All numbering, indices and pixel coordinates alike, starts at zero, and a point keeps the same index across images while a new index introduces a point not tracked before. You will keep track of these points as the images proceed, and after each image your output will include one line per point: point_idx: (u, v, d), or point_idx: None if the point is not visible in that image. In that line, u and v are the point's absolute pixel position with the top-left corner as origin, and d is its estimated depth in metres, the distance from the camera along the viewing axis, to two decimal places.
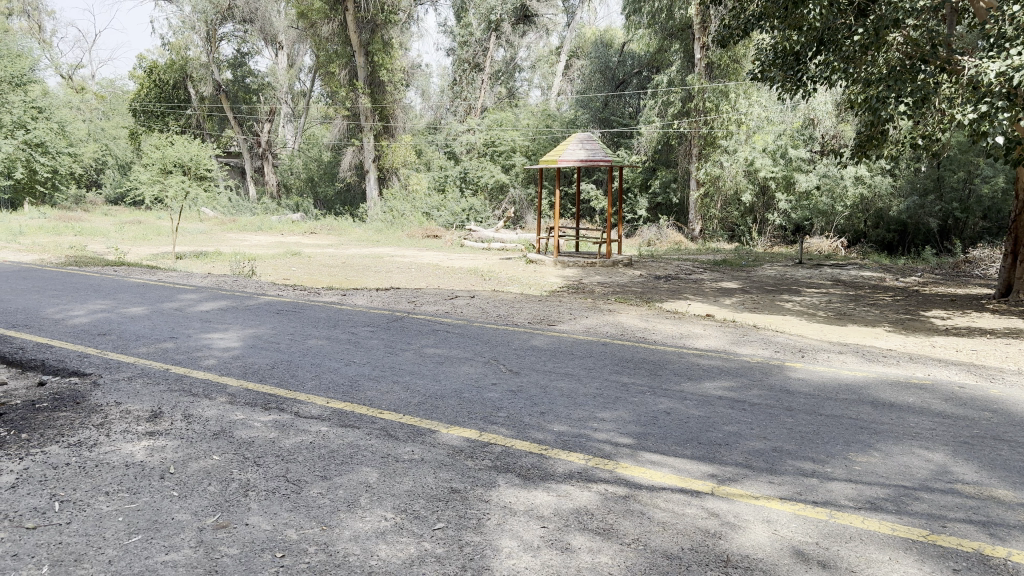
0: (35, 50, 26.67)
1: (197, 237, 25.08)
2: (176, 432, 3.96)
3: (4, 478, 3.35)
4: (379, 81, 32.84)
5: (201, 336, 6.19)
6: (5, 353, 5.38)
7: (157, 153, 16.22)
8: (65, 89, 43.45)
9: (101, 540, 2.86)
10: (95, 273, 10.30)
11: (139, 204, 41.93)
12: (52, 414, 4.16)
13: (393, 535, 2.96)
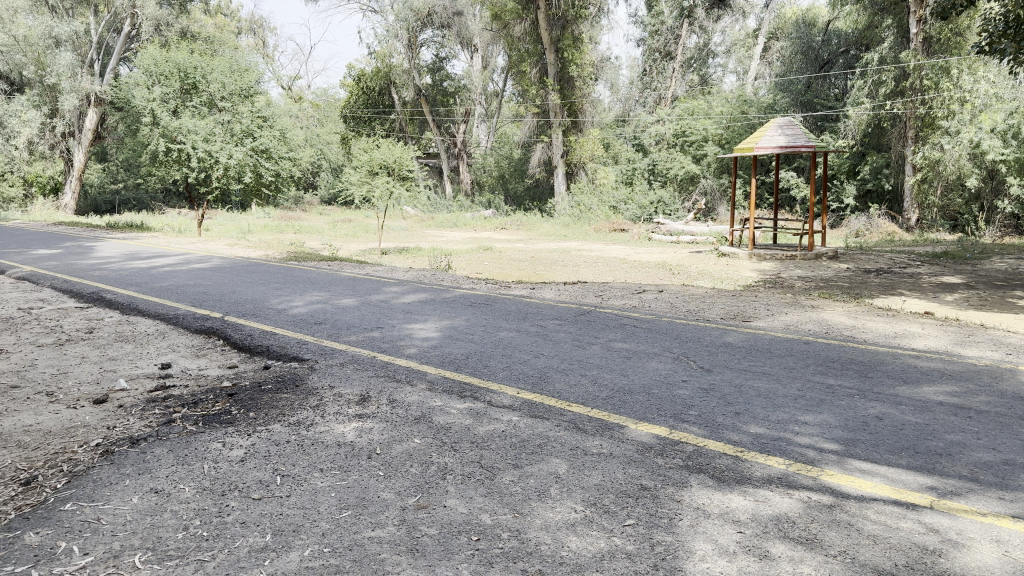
0: (261, 65, 29.66)
1: (399, 233, 26.75)
2: (382, 415, 4.24)
3: (236, 452, 3.77)
4: (569, 76, 33.12)
5: (403, 327, 6.60)
6: (238, 339, 6.06)
7: (365, 156, 17.49)
8: (287, 99, 48.03)
9: (317, 514, 3.13)
10: (313, 267, 11.31)
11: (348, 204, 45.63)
12: (276, 395, 4.62)
13: (583, 527, 2.97)
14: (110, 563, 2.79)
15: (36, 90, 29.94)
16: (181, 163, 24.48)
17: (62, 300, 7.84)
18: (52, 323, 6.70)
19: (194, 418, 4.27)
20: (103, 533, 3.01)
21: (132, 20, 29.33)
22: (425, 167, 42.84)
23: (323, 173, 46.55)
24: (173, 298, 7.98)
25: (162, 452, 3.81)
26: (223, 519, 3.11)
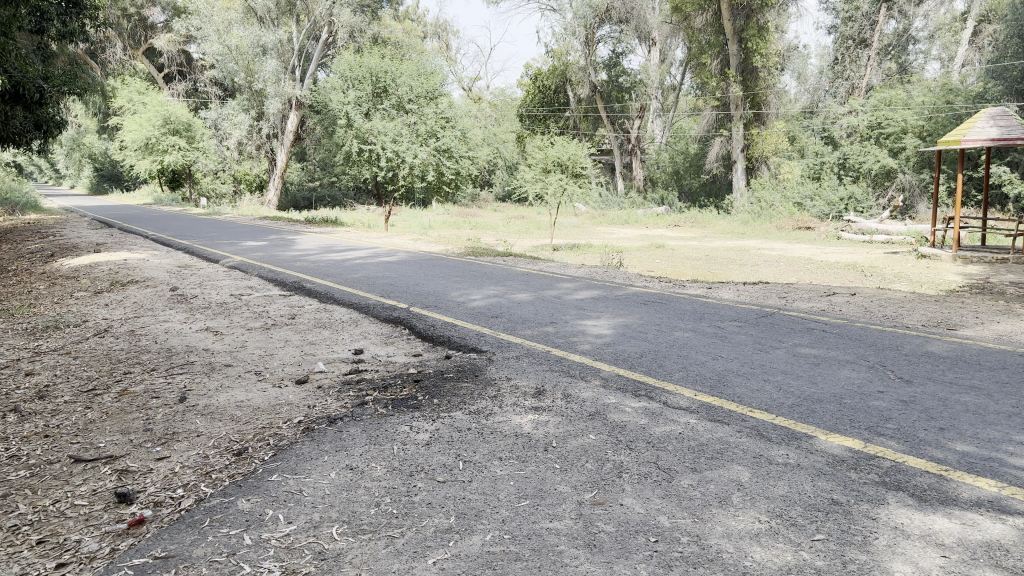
0: (444, 68, 31.04)
1: (571, 230, 27.03)
2: (557, 409, 4.29)
3: (422, 436, 3.97)
4: (752, 68, 31.84)
5: (577, 322, 6.64)
6: (421, 329, 6.38)
7: (540, 154, 17.85)
8: (466, 100, 49.72)
9: (497, 500, 3.23)
10: (489, 262, 11.68)
11: (523, 200, 46.79)
12: (457, 384, 4.82)
13: (768, 539, 2.85)
14: (310, 532, 3.04)
15: (246, 95, 33.06)
16: (370, 162, 25.52)
17: (268, 288, 8.64)
18: (259, 308, 7.40)
19: (383, 401, 4.54)
20: (303, 504, 3.29)
21: (330, 28, 31.54)
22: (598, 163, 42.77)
23: (499, 170, 48.09)
24: (362, 289, 8.55)
25: (355, 432, 4.08)
26: (410, 499, 3.28)
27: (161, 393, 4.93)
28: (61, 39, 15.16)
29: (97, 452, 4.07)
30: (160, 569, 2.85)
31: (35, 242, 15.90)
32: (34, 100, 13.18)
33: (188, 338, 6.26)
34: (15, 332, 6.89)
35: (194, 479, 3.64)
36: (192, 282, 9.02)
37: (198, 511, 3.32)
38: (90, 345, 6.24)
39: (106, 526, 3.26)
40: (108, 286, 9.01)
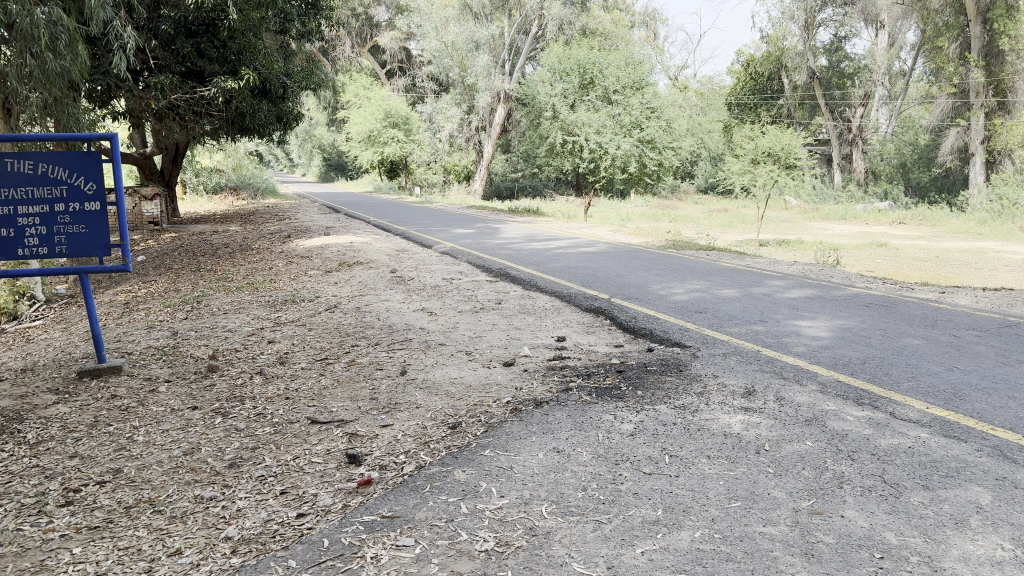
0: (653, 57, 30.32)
1: (780, 225, 25.66)
2: (769, 411, 4.13)
3: (627, 426, 3.99)
4: (997, 51, 28.75)
5: (790, 323, 6.34)
6: (624, 320, 6.38)
7: (750, 144, 17.17)
8: (673, 90, 48.91)
9: (706, 498, 3.17)
10: (692, 256, 11.46)
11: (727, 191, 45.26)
12: (662, 378, 4.78)
13: (1014, 569, 2.56)
14: (522, 508, 3.17)
15: (458, 89, 34.72)
16: (572, 155, 26.38)
17: (476, 273, 9.05)
18: (469, 292, 7.79)
19: (589, 389, 4.62)
20: (514, 480, 3.44)
21: (540, 21, 32.24)
22: (815, 153, 40.32)
23: (703, 161, 46.85)
24: (564, 278, 8.70)
25: (563, 416, 4.19)
26: (617, 486, 3.32)
27: (384, 365, 5.36)
28: (302, 39, 16.82)
29: (330, 416, 4.51)
30: (386, 527, 3.11)
31: (275, 224, 17.81)
32: (279, 95, 14.72)
33: (405, 317, 6.73)
34: (260, 304, 7.78)
35: (415, 448, 3.93)
36: (409, 265, 9.66)
37: (419, 477, 3.58)
38: (321, 319, 6.90)
39: (338, 484, 3.61)
40: (337, 266, 9.89)
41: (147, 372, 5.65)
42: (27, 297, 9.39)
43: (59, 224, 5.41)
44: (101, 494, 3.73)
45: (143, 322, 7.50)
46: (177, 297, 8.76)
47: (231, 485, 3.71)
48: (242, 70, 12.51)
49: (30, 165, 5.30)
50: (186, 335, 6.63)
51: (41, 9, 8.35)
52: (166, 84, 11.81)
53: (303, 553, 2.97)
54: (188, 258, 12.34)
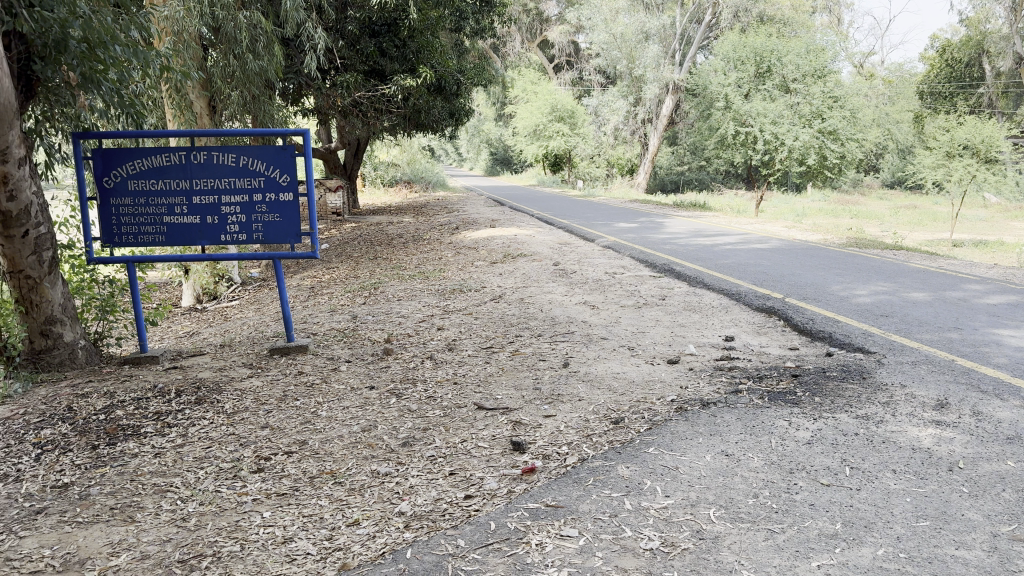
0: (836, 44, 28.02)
1: (977, 224, 23.32)
2: (965, 426, 3.77)
3: (803, 434, 3.78)
4: None
5: (989, 331, 5.74)
6: (798, 322, 6.06)
7: (945, 136, 15.77)
8: (856, 78, 45.76)
9: (889, 515, 2.95)
10: (875, 255, 10.70)
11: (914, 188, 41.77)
12: (842, 385, 4.49)
13: None
14: (688, 510, 3.10)
15: (626, 82, 34.41)
16: (747, 145, 25.38)
17: (640, 268, 8.94)
18: (632, 287, 7.70)
19: (759, 392, 4.42)
20: (681, 481, 3.36)
21: (714, 10, 31.25)
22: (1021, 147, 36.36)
23: (889, 154, 43.51)
24: (733, 275, 8.38)
25: (732, 419, 4.04)
26: (791, 496, 3.15)
27: (547, 357, 5.43)
28: (476, 36, 17.35)
29: (496, 403, 4.62)
30: (551, 516, 3.16)
31: (445, 216, 18.52)
32: (452, 91, 15.24)
33: (568, 310, 6.76)
34: (430, 292, 8.12)
35: (578, 439, 3.94)
36: (572, 258, 9.71)
37: (583, 469, 3.59)
38: (487, 308, 7.09)
39: (503, 469, 3.69)
40: (502, 257, 10.13)
41: (330, 352, 6.06)
42: (227, 278, 10.35)
43: (257, 213, 5.93)
44: (289, 463, 4.05)
45: (326, 305, 8.06)
46: (355, 283, 9.34)
47: (404, 462, 3.91)
48: (419, 67, 13.11)
49: (233, 158, 5.83)
50: (364, 319, 7.05)
51: (245, 13, 9.14)
52: (349, 81, 12.68)
53: (471, 534, 3.08)
54: (366, 247, 13.14)
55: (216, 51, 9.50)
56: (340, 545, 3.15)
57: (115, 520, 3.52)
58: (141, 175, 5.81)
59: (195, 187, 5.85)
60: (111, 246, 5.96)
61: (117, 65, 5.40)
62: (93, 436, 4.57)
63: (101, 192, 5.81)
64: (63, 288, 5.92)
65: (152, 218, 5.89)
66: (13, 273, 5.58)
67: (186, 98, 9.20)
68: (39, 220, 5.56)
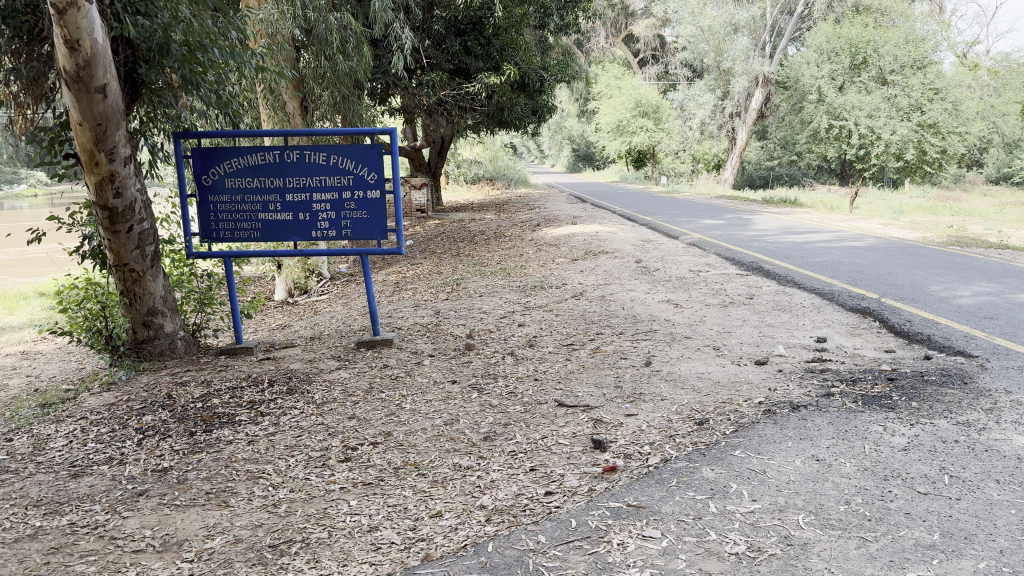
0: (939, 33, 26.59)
1: None
2: None
3: (897, 440, 3.61)
4: None
5: None
6: (895, 324, 5.79)
7: None
8: (960, 68, 43.34)
9: (992, 527, 2.79)
10: (980, 254, 10.10)
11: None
12: (941, 389, 4.26)
13: None
14: (775, 514, 3.01)
15: (712, 76, 33.69)
16: (841, 140, 24.78)
17: (726, 266, 8.74)
18: (717, 285, 7.53)
19: (853, 396, 4.25)
20: (768, 485, 3.27)
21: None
22: None
23: (996, 148, 41.02)
24: (825, 274, 8.09)
25: (822, 423, 3.91)
26: (885, 503, 3.02)
27: (629, 355, 5.38)
28: (560, 32, 17.33)
29: (576, 400, 4.61)
30: (632, 516, 3.13)
31: (527, 213, 18.59)
32: (536, 88, 15.27)
33: (651, 308, 6.68)
34: (511, 289, 8.16)
35: (660, 439, 3.89)
36: (656, 256, 9.57)
37: (666, 470, 3.53)
38: (568, 305, 7.07)
39: (584, 467, 3.68)
40: (584, 255, 10.08)
41: (414, 346, 6.18)
42: (317, 273, 10.68)
43: (346, 210, 6.09)
44: (374, 454, 4.15)
45: (410, 300, 8.22)
46: (439, 279, 9.49)
47: (485, 456, 3.95)
48: (503, 65, 13.20)
49: (324, 157, 6.00)
50: (446, 315, 7.15)
51: (335, 15, 9.41)
52: (434, 80, 12.90)
53: (552, 531, 3.09)
54: (449, 243, 13.33)
55: (308, 52, 9.82)
56: (424, 536, 3.21)
57: (211, 504, 3.69)
58: (237, 174, 6.07)
59: (288, 185, 6.06)
60: (209, 242, 6.25)
61: (215, 67, 5.65)
62: (191, 423, 4.81)
63: (200, 189, 6.10)
64: (163, 281, 6.22)
65: (247, 215, 6.14)
66: (118, 266, 5.89)
67: (280, 99, 9.55)
68: (143, 216, 5.84)
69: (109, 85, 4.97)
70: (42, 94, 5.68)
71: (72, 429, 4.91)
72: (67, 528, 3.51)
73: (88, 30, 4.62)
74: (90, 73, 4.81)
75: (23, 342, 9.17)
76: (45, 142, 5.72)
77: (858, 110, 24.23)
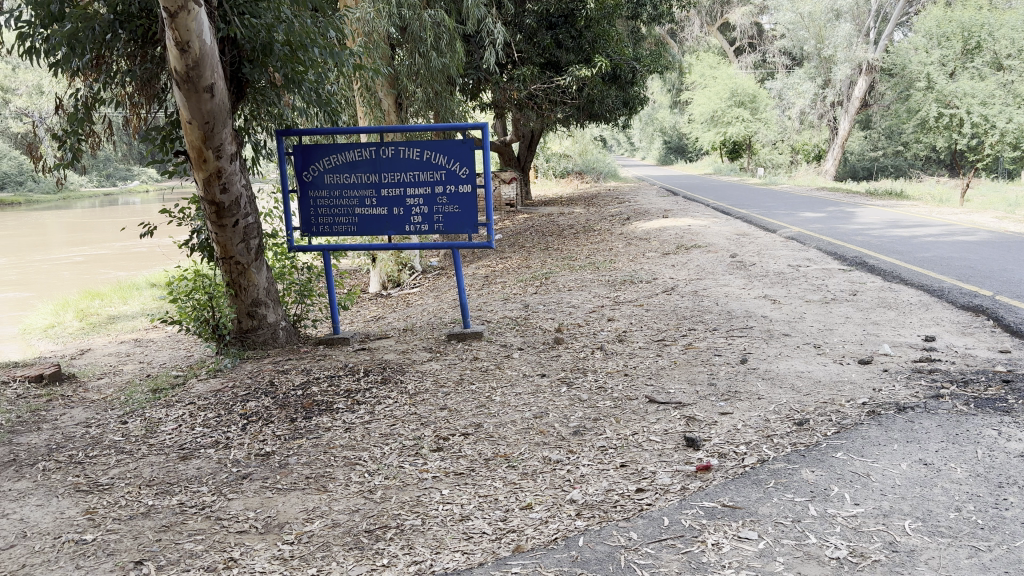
0: None
1: None
2: None
3: (1014, 445, 3.39)
4: None
5: None
6: (1012, 323, 5.42)
7: None
8: None
9: None
10: None
11: None
12: None
13: None
14: (880, 519, 2.89)
15: (812, 64, 32.43)
16: (952, 129, 23.53)
17: (826, 261, 8.40)
18: (817, 281, 7.24)
19: (964, 398, 4.01)
20: (872, 489, 3.13)
21: None
22: None
23: None
24: (934, 270, 7.65)
25: (930, 425, 3.71)
26: (1000, 513, 2.85)
27: (723, 352, 5.25)
28: (652, 22, 17.05)
29: (668, 397, 4.53)
30: (727, 516, 3.05)
31: (617, 206, 18.43)
32: (628, 80, 15.06)
33: (747, 304, 6.49)
34: (601, 283, 8.10)
35: (757, 439, 3.78)
36: (751, 250, 9.30)
37: (763, 470, 3.43)
38: (659, 300, 6.96)
39: (677, 465, 3.62)
40: (676, 249, 9.91)
41: (503, 340, 6.23)
42: (409, 267, 10.93)
43: (438, 204, 6.19)
44: (465, 444, 4.21)
45: (500, 294, 8.29)
46: (528, 273, 9.52)
47: (576, 451, 3.94)
48: (594, 57, 13.12)
49: (417, 152, 6.11)
50: (535, 309, 7.17)
51: (429, 13, 9.56)
52: (525, 74, 12.94)
53: (644, 528, 3.05)
54: (538, 237, 13.36)
55: (402, 50, 10.03)
56: (514, 527, 3.23)
57: (310, 489, 3.84)
58: (336, 170, 6.27)
59: (383, 180, 6.21)
60: (309, 236, 6.50)
61: (315, 66, 5.85)
62: (291, 409, 5.01)
63: (300, 185, 6.34)
64: (266, 273, 6.49)
65: (345, 210, 6.34)
66: (225, 259, 6.18)
67: (375, 96, 9.80)
68: (247, 211, 6.09)
69: (216, 84, 5.21)
70: (154, 93, 5.97)
71: (181, 413, 5.20)
72: (177, 508, 3.72)
73: (197, 32, 4.87)
74: (198, 73, 5.06)
75: (137, 330, 9.78)
76: (158, 140, 6.04)
77: (972, 97, 22.81)
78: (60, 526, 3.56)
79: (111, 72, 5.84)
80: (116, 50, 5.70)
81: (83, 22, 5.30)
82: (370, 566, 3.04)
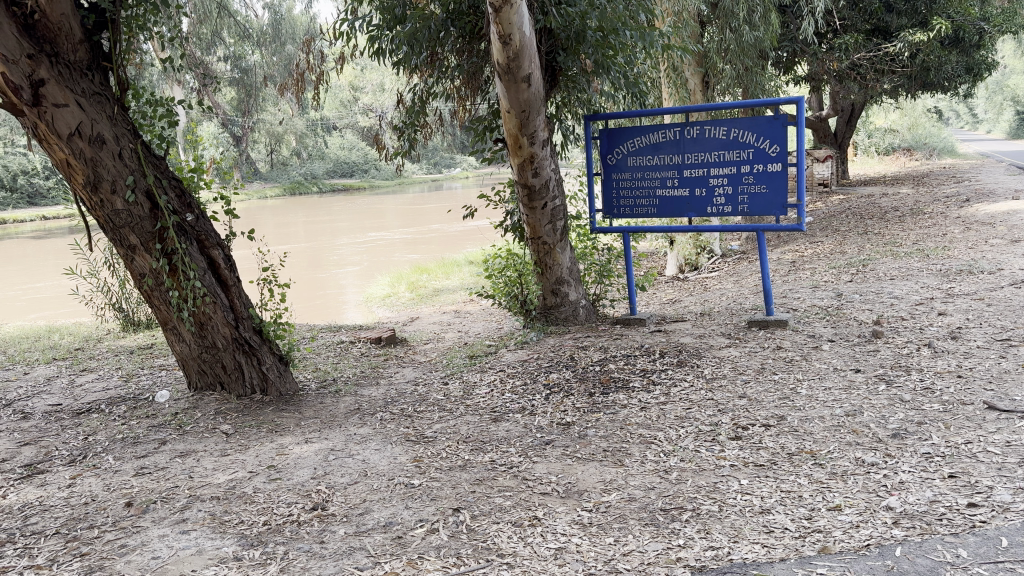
0: None
1: None
2: None
3: None
4: None
5: None
6: None
7: None
8: None
9: None
10: None
11: None
12: None
13: None
14: None
15: None
16: None
17: None
18: None
19: None
20: None
21: None
22: None
23: None
24: None
25: None
26: None
27: None
28: None
29: (1013, 405, 3.92)
30: None
31: (953, 186, 16.16)
32: (975, 41, 13.09)
33: None
34: (930, 272, 7.19)
35: None
36: None
37: None
38: (1005, 294, 6.00)
39: (1022, 482, 3.14)
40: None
41: (811, 330, 5.84)
42: (710, 250, 10.71)
43: (744, 184, 5.96)
44: (767, 436, 4.04)
45: (808, 281, 7.77)
46: (842, 258, 8.79)
47: (894, 455, 3.58)
48: (933, 18, 11.60)
49: (724, 131, 5.94)
50: (849, 298, 6.60)
51: None
52: (848, 43, 11.90)
53: (976, 547, 2.73)
54: (853, 220, 12.26)
55: (713, 26, 9.77)
56: (821, 527, 3.04)
57: (607, 461, 3.97)
58: (639, 152, 6.33)
59: (687, 161, 6.14)
60: (611, 217, 6.67)
61: (626, 50, 5.96)
62: (590, 384, 5.22)
63: (604, 168, 6.52)
64: (570, 253, 6.81)
65: (646, 192, 6.39)
66: (534, 239, 6.59)
67: (682, 76, 9.71)
68: (555, 194, 6.42)
69: (533, 74, 5.49)
70: (478, 85, 6.51)
71: (493, 379, 5.69)
72: (489, 464, 4.09)
73: (519, 24, 5.06)
74: (518, 64, 5.34)
75: (456, 302, 10.86)
76: (479, 129, 6.61)
77: None
78: (393, 469, 4.12)
79: (443, 67, 6.48)
80: (448, 46, 6.32)
81: (421, 22, 5.97)
82: (666, 544, 3.07)
